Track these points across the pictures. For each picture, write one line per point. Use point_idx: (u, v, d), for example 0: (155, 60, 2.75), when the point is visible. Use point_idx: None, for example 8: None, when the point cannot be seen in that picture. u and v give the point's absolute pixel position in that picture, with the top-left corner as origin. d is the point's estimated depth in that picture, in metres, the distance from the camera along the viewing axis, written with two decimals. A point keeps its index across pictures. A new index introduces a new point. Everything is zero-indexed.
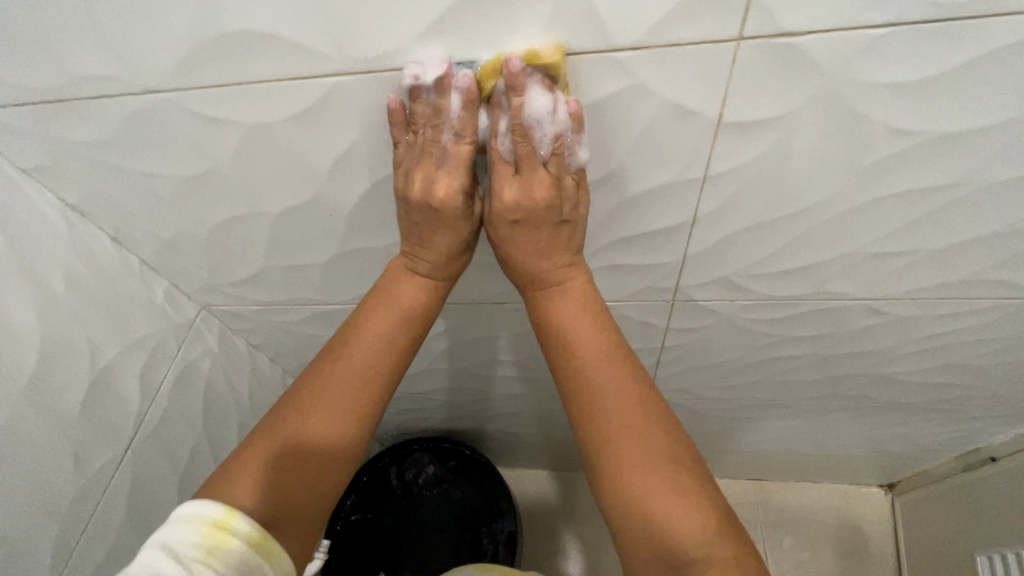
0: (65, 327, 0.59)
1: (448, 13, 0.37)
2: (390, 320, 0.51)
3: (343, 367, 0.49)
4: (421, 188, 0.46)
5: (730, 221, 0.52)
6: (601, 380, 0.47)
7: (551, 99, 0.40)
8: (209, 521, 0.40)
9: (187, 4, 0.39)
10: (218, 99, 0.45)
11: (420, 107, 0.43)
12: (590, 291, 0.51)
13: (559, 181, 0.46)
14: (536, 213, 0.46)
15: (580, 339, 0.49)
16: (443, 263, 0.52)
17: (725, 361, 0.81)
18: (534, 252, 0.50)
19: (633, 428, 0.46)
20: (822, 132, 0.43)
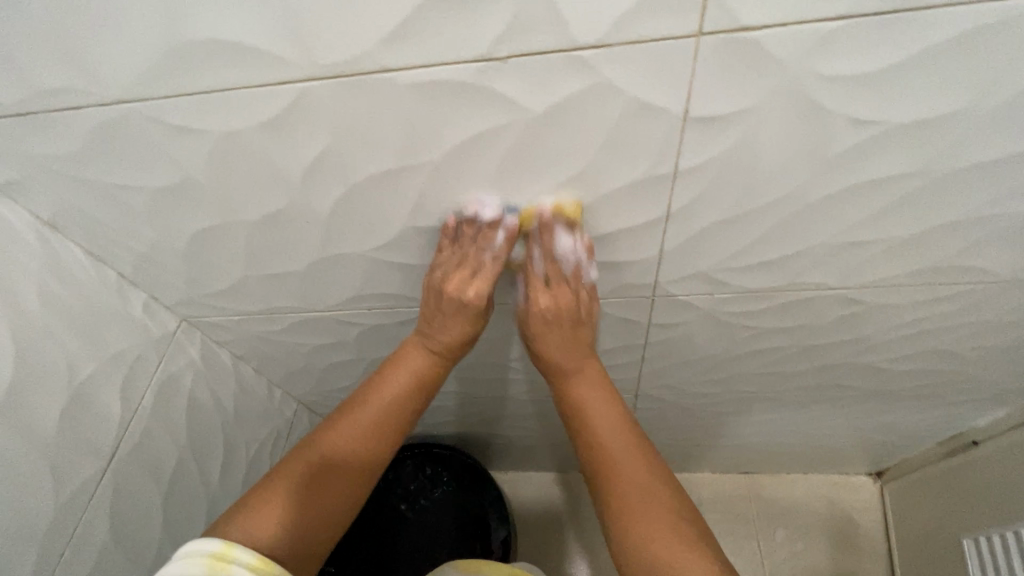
0: (40, 343, 0.58)
1: (411, 18, 0.37)
2: (405, 385, 0.59)
3: (360, 423, 0.56)
4: (457, 289, 0.57)
5: (704, 216, 0.53)
6: (607, 434, 0.56)
7: (574, 240, 0.55)
8: (208, 553, 0.42)
9: (149, 13, 0.38)
10: (187, 108, 0.45)
11: (469, 229, 0.55)
12: (600, 374, 0.61)
13: (578, 297, 0.60)
14: (560, 313, 0.60)
15: (587, 402, 0.59)
16: (456, 345, 0.61)
17: (709, 356, 0.81)
18: (553, 342, 0.61)
19: (637, 476, 0.54)
20: (787, 125, 0.44)
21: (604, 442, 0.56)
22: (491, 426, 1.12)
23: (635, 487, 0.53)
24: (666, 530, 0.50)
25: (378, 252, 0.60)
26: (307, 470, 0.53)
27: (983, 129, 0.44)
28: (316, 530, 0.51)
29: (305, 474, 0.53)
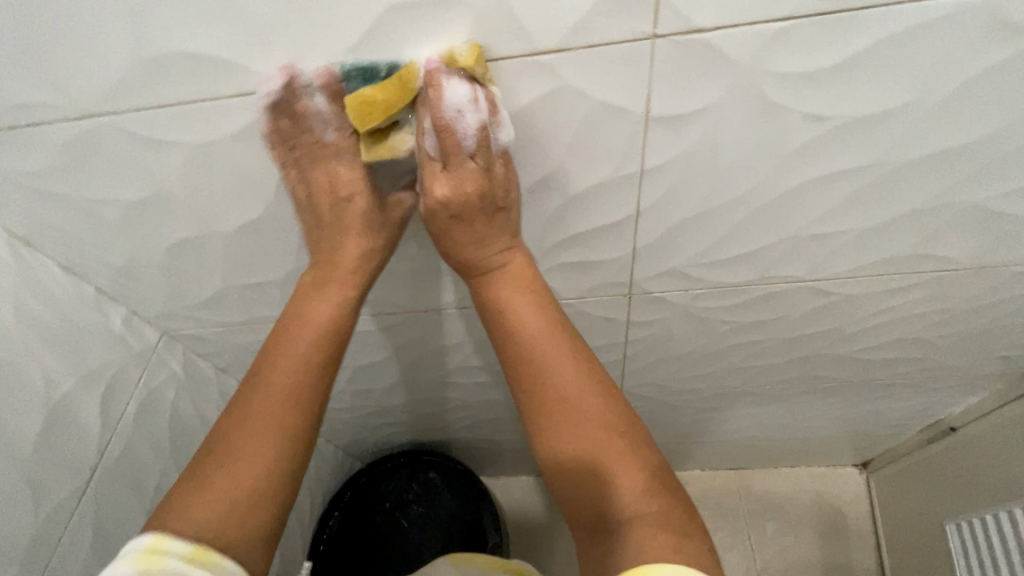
0: (19, 360, 0.58)
1: (376, 28, 0.38)
2: (307, 338, 0.52)
3: (265, 392, 0.49)
4: (328, 183, 0.51)
5: (674, 212, 0.54)
6: (532, 339, 0.49)
7: (470, 93, 0.41)
8: (138, 551, 0.39)
9: (120, 29, 0.39)
10: (159, 122, 0.45)
11: (285, 118, 0.46)
12: (529, 270, 0.52)
13: (491, 175, 0.47)
14: (470, 204, 0.47)
15: (525, 315, 0.50)
16: (363, 264, 0.54)
17: (690, 352, 0.83)
18: (464, 239, 0.50)
19: (576, 399, 0.47)
20: (744, 123, 0.45)
21: (541, 364, 0.48)
22: (479, 430, 1.13)
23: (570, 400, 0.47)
24: (609, 450, 0.46)
25: None
26: (240, 447, 0.46)
27: (933, 121, 0.46)
28: (266, 502, 0.45)
29: (211, 462, 0.46)
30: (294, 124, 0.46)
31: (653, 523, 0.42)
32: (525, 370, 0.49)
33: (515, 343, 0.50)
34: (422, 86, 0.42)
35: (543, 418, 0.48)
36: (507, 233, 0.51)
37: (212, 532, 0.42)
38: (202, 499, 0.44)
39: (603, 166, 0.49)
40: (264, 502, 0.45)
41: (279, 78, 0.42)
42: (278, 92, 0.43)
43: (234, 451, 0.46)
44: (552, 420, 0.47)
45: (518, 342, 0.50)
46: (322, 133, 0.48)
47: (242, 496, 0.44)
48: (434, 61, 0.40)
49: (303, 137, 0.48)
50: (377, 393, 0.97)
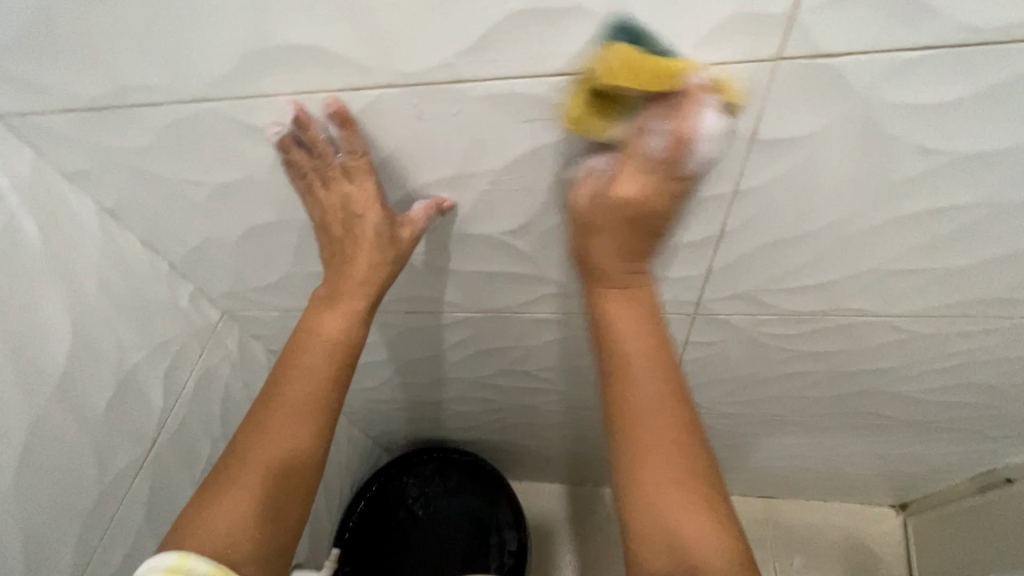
0: (95, 328, 0.60)
1: (490, 34, 0.38)
2: (317, 352, 0.53)
3: (280, 408, 0.51)
4: (337, 207, 0.51)
5: (756, 237, 0.53)
6: (636, 362, 0.47)
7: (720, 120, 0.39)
8: (163, 567, 0.42)
9: (238, 17, 0.39)
10: (259, 109, 0.46)
11: (297, 152, 0.49)
12: (649, 300, 0.49)
13: (660, 189, 0.44)
14: (643, 213, 0.45)
15: (628, 338, 0.48)
16: (374, 278, 0.53)
17: (742, 376, 0.81)
18: (606, 249, 0.48)
19: (664, 434, 0.46)
20: (851, 151, 0.44)
21: (636, 389, 0.47)
22: (512, 433, 1.12)
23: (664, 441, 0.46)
24: (676, 497, 0.45)
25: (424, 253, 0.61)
26: (253, 460, 0.49)
27: None
28: (281, 512, 0.49)
29: (231, 475, 0.49)
30: (307, 153, 0.49)
31: None
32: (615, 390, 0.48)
33: (617, 362, 0.48)
34: (683, 89, 0.38)
35: (625, 442, 0.47)
36: (637, 255, 0.49)
37: (232, 546, 0.45)
38: (218, 509, 0.47)
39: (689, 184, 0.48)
40: (279, 513, 0.48)
41: (287, 110, 0.46)
42: (289, 121, 0.47)
43: (252, 463, 0.49)
44: (632, 447, 0.46)
45: (621, 361, 0.48)
46: (332, 158, 0.49)
47: (258, 508, 0.48)
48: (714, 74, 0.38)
49: (315, 163, 0.49)
50: (417, 388, 0.98)
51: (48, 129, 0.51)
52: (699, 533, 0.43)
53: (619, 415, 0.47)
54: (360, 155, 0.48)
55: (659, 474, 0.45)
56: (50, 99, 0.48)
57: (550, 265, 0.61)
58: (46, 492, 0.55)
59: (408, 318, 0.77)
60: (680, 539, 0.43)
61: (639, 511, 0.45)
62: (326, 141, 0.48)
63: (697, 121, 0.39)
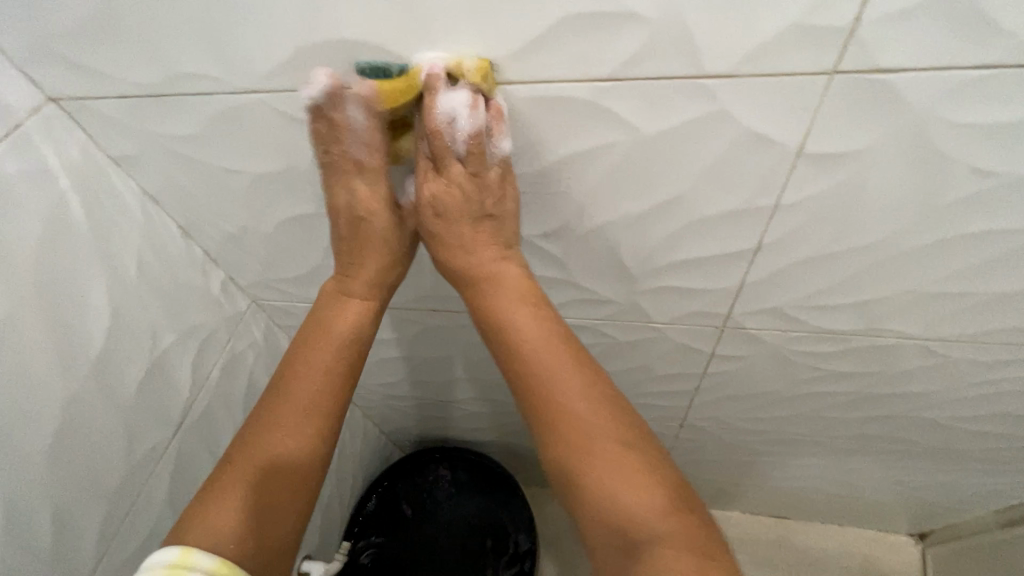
0: (131, 310, 0.61)
1: (542, 37, 0.38)
2: (328, 349, 0.53)
3: (290, 401, 0.52)
4: (344, 205, 0.50)
5: (794, 251, 0.52)
6: (532, 345, 0.49)
7: (468, 99, 0.42)
8: (163, 564, 0.40)
9: (295, 12, 0.40)
10: (306, 103, 0.47)
11: (319, 128, 0.46)
12: (527, 280, 0.51)
13: (479, 177, 0.46)
14: (454, 208, 0.48)
15: (523, 322, 0.49)
16: (383, 279, 0.54)
17: (766, 392, 0.80)
18: (457, 244, 0.50)
19: (580, 409, 0.46)
20: (901, 169, 0.43)
21: (545, 371, 0.48)
22: (526, 437, 1.12)
23: (576, 416, 0.46)
24: (609, 461, 0.45)
25: None
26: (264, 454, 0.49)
27: None
28: (290, 508, 0.49)
29: (238, 467, 0.49)
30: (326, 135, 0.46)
31: (669, 542, 0.41)
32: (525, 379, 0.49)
33: (517, 354, 0.49)
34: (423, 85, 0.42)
35: (547, 429, 0.47)
36: (501, 244, 0.51)
37: (243, 541, 0.45)
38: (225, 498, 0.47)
39: (729, 195, 0.47)
40: (288, 509, 0.49)
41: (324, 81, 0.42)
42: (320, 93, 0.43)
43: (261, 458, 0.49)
44: (558, 431, 0.47)
45: (523, 347, 0.49)
46: (350, 149, 0.47)
47: (270, 503, 0.48)
48: (437, 67, 0.41)
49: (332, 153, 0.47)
50: (436, 387, 0.98)
51: (101, 113, 0.52)
52: (637, 497, 0.43)
53: (536, 403, 0.48)
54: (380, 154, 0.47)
55: (589, 447, 0.45)
56: (106, 84, 0.49)
57: (580, 271, 0.61)
58: (77, 470, 0.56)
59: (432, 316, 0.77)
60: (615, 505, 0.43)
61: (578, 487, 0.45)
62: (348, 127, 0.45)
63: (490, 113, 0.43)
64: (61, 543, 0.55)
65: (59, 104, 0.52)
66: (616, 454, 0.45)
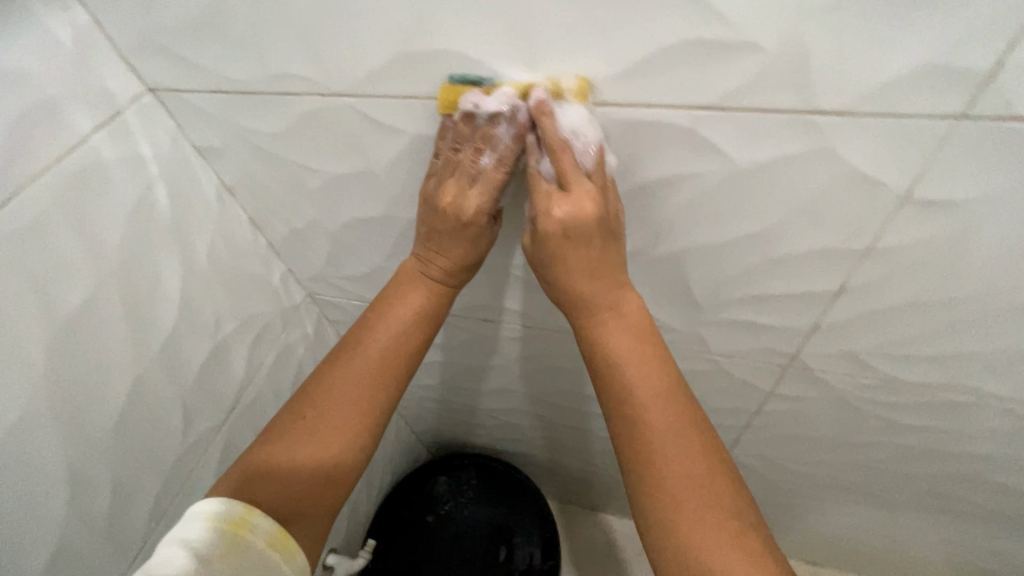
0: (199, 296, 0.62)
1: (647, 61, 0.37)
2: (394, 329, 0.52)
3: (344, 380, 0.50)
4: (452, 204, 0.47)
5: (879, 297, 0.50)
6: (642, 386, 0.44)
7: (579, 116, 0.41)
8: (225, 518, 0.42)
9: (396, 22, 0.40)
10: (394, 110, 0.47)
11: (465, 128, 0.44)
12: (644, 318, 0.46)
13: (606, 193, 0.43)
14: (583, 228, 0.43)
15: (641, 361, 0.45)
16: (456, 270, 0.52)
17: (822, 436, 0.76)
18: (575, 267, 0.45)
19: (684, 460, 0.42)
20: (1017, 223, 0.40)
21: (660, 417, 0.44)
22: (558, 453, 1.11)
23: (683, 473, 0.42)
24: (713, 532, 0.40)
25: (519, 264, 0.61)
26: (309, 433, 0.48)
27: None
28: (332, 486, 0.48)
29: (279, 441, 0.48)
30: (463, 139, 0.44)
31: None
32: (634, 423, 0.44)
33: (621, 391, 0.45)
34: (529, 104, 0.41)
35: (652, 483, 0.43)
36: (615, 267, 0.46)
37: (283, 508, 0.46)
38: (265, 478, 0.46)
39: (819, 234, 0.45)
40: (328, 488, 0.48)
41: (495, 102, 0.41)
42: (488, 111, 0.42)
43: (311, 432, 0.48)
44: (663, 488, 0.42)
45: (637, 386, 0.44)
46: (481, 157, 0.45)
47: (314, 477, 0.47)
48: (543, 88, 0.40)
49: (457, 156, 0.45)
50: (475, 394, 0.98)
51: (194, 104, 0.53)
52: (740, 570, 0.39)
53: (636, 448, 0.44)
54: (507, 169, 0.45)
55: (694, 512, 0.41)
56: (202, 78, 0.50)
57: (645, 295, 0.59)
58: (137, 447, 0.57)
59: (483, 325, 0.77)
60: None
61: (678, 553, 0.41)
62: (493, 140, 0.44)
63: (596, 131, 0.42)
64: (116, 517, 0.56)
65: (155, 94, 0.54)
66: (723, 526, 0.40)
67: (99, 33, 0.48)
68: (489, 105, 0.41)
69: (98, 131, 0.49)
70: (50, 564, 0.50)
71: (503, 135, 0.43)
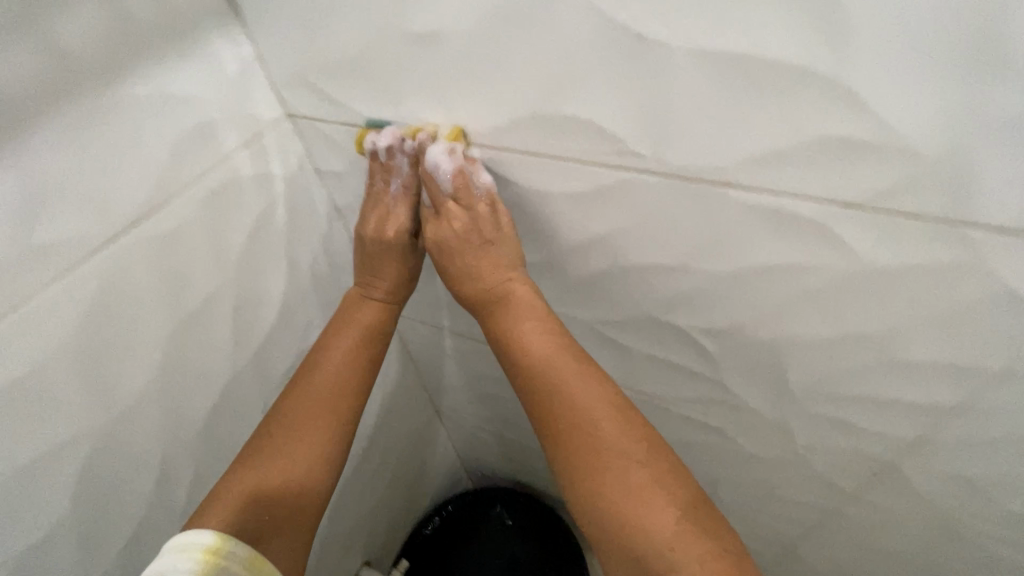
0: (296, 306, 0.66)
1: (789, 149, 0.36)
2: (349, 339, 0.55)
3: (302, 395, 0.52)
4: (372, 230, 0.54)
5: (1011, 424, 0.44)
6: (533, 349, 0.48)
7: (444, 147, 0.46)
8: (201, 548, 0.41)
9: (530, 84, 0.41)
10: (511, 161, 0.48)
11: (376, 164, 0.52)
12: (534, 299, 0.50)
13: (474, 210, 0.49)
14: (459, 244, 0.49)
15: (546, 356, 0.48)
16: (397, 287, 0.56)
17: (907, 557, 0.68)
18: (472, 269, 0.50)
19: (576, 417, 0.46)
20: None
21: (561, 395, 0.47)
22: None
23: (576, 429, 0.46)
24: (621, 478, 0.44)
25: (605, 322, 0.60)
26: (290, 458, 0.49)
27: None
28: (307, 494, 0.49)
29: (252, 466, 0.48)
30: (378, 173, 0.53)
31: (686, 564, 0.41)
32: (547, 409, 0.47)
33: (521, 357, 0.49)
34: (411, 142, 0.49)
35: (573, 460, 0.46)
36: (510, 263, 0.51)
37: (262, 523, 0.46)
38: (256, 508, 0.46)
39: (949, 346, 0.41)
40: (306, 502, 0.48)
41: (384, 139, 0.50)
42: (382, 147, 0.50)
43: (286, 451, 0.49)
44: (583, 465, 0.45)
45: (548, 379, 0.47)
46: (391, 187, 0.53)
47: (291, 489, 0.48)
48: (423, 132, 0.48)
49: (376, 187, 0.54)
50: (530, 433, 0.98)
51: (325, 133, 0.57)
52: (641, 505, 0.43)
53: (541, 409, 0.48)
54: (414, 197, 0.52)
55: (595, 461, 0.45)
56: (337, 112, 0.54)
57: (733, 373, 0.56)
58: (219, 441, 0.60)
59: None
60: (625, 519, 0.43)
61: (619, 541, 0.43)
62: (396, 172, 0.52)
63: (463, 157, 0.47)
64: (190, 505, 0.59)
65: (293, 121, 0.57)
66: (622, 472, 0.44)
67: (257, 65, 0.53)
68: (381, 142, 0.50)
69: (242, 150, 0.54)
70: (129, 542, 0.53)
71: (404, 167, 0.51)
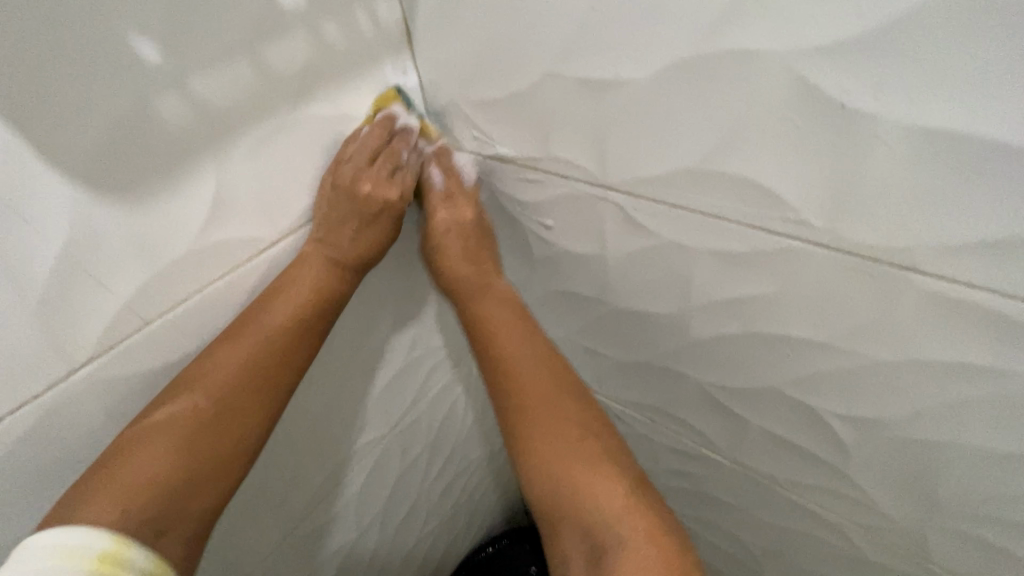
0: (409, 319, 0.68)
1: (1001, 244, 0.32)
2: (291, 304, 0.50)
3: (229, 364, 0.47)
4: (369, 185, 0.51)
5: None
6: (502, 332, 0.55)
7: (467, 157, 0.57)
8: (93, 556, 0.37)
9: (703, 140, 0.40)
10: (657, 213, 0.47)
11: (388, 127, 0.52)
12: (508, 289, 0.57)
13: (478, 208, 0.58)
14: (465, 226, 0.56)
15: (516, 340, 0.55)
16: (366, 252, 0.53)
17: None
18: (461, 253, 0.56)
19: (537, 395, 0.52)
20: None
21: (524, 378, 0.53)
22: None
23: (538, 408, 0.52)
24: (577, 461, 0.49)
25: (723, 387, 0.56)
26: (204, 434, 0.45)
27: None
28: (223, 469, 0.46)
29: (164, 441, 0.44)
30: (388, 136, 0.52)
31: (628, 539, 0.45)
32: (511, 387, 0.53)
33: (489, 338, 0.55)
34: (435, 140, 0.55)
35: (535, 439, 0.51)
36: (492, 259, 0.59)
37: (185, 480, 0.44)
38: (169, 483, 0.43)
39: None
40: (227, 476, 0.46)
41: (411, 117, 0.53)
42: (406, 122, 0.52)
43: (209, 417, 0.46)
44: (541, 444, 0.51)
45: (514, 363, 0.54)
46: (400, 153, 0.53)
47: (226, 442, 0.46)
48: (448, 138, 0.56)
49: (375, 144, 0.51)
50: None
51: None
52: (590, 481, 0.48)
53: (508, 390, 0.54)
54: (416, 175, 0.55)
55: (551, 442, 0.51)
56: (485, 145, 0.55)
57: (864, 466, 0.51)
58: None
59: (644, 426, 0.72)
60: (578, 497, 0.48)
61: (570, 509, 0.48)
62: (407, 144, 0.53)
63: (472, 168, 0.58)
64: None
65: None
66: (578, 452, 0.50)
67: (420, 93, 0.55)
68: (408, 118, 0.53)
69: None
70: None
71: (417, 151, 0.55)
